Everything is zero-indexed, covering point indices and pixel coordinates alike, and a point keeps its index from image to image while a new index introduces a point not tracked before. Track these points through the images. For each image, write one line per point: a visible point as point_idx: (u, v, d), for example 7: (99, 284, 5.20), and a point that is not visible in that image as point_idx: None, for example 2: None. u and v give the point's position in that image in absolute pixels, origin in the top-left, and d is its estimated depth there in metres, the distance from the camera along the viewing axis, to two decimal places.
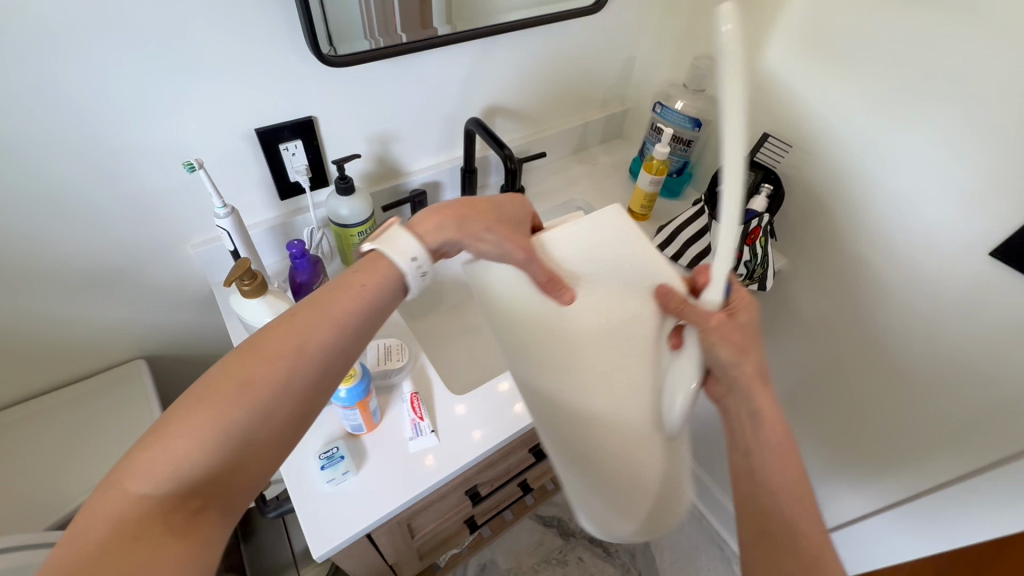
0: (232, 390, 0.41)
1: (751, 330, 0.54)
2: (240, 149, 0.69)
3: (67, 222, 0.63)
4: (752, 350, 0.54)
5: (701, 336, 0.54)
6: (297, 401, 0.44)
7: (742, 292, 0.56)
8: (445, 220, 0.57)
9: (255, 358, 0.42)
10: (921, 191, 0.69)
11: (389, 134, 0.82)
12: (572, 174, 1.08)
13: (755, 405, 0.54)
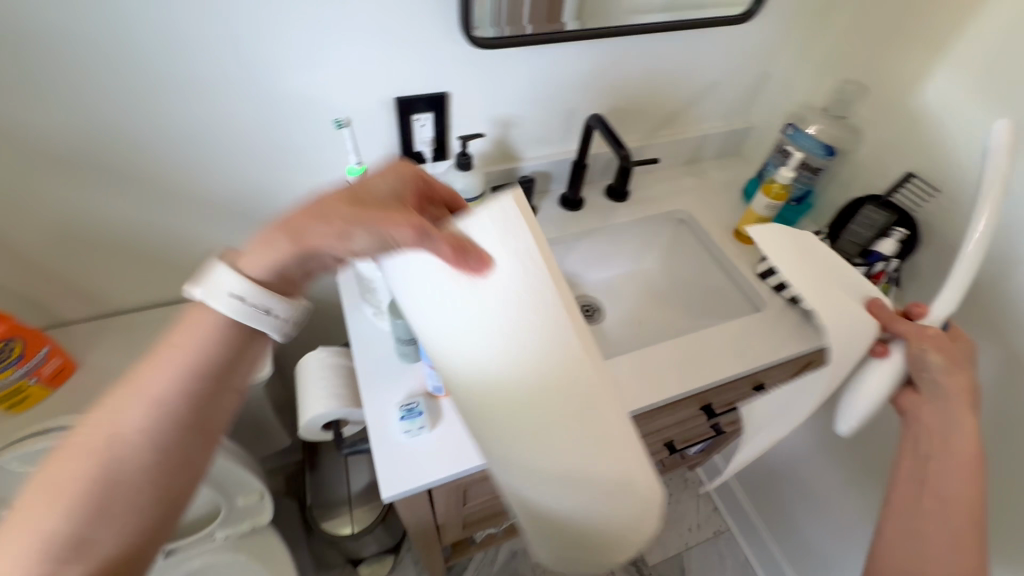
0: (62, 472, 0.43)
1: (965, 351, 0.62)
2: (380, 113, 0.75)
3: (228, 153, 0.72)
4: (958, 364, 0.61)
5: (914, 345, 0.62)
6: (124, 475, 0.44)
7: (955, 329, 0.64)
8: (277, 239, 0.49)
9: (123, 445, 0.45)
10: None
11: (511, 118, 0.85)
12: (681, 185, 1.06)
13: (953, 420, 0.61)
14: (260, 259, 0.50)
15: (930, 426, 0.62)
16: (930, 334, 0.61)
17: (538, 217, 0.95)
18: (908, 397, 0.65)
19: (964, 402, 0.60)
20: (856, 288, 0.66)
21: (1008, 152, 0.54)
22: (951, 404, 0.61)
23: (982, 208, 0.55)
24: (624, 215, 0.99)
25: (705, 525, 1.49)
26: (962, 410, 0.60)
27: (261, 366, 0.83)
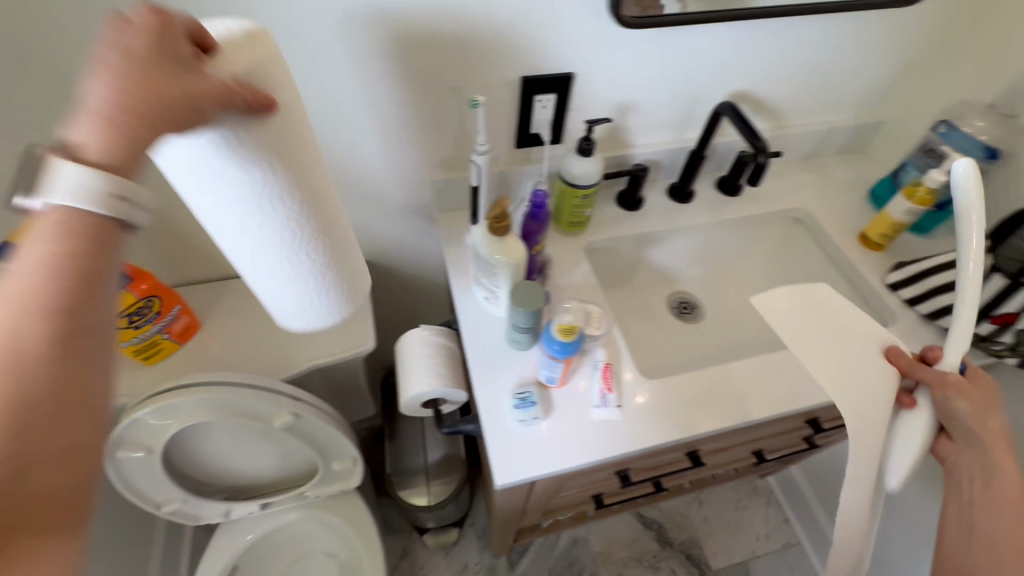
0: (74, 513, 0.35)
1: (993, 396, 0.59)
2: (504, 94, 0.73)
3: (351, 129, 0.71)
4: (993, 409, 0.58)
5: (938, 389, 0.60)
6: (89, 394, 0.35)
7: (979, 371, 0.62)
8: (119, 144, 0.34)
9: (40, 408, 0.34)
10: None
11: (632, 103, 0.81)
12: (798, 182, 0.98)
13: (992, 461, 0.56)
14: (101, 141, 0.34)
15: (970, 473, 0.57)
16: (952, 378, 0.59)
17: (645, 208, 0.91)
18: (945, 445, 0.61)
19: (1003, 448, 0.56)
20: (871, 337, 0.64)
21: (983, 206, 0.56)
22: (989, 449, 0.56)
23: (966, 247, 0.57)
24: (736, 211, 0.93)
25: (774, 536, 1.44)
26: (1002, 455, 0.56)
27: (364, 340, 0.84)
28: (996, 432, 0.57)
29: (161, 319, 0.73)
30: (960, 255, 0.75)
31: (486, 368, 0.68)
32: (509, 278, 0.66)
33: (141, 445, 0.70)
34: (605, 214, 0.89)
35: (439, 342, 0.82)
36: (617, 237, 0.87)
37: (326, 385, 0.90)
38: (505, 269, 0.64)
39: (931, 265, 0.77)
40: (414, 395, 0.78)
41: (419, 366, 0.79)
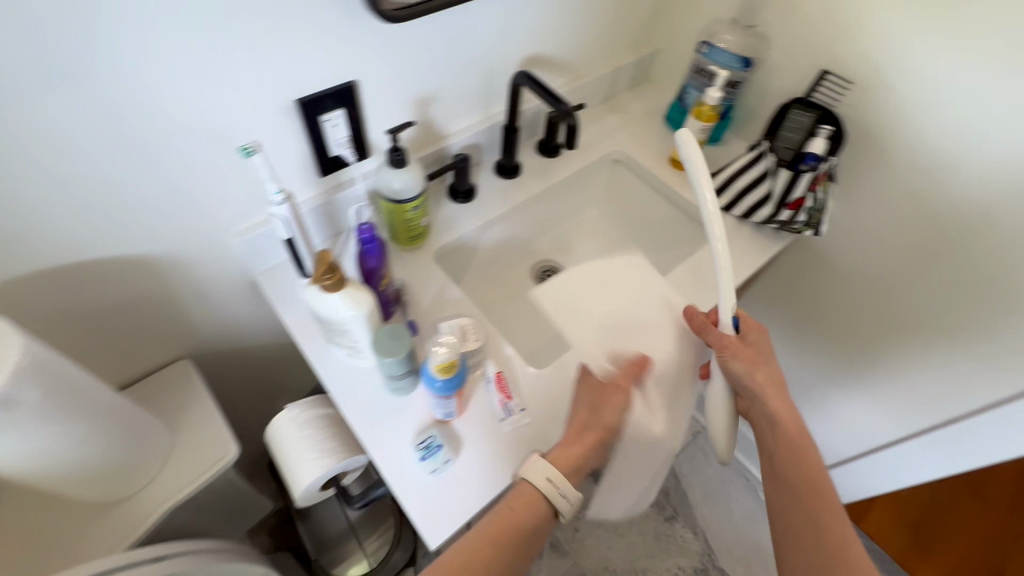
0: (519, 513, 0.55)
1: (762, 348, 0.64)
2: (283, 124, 0.62)
3: (96, 216, 0.55)
4: (761, 361, 0.63)
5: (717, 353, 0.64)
6: None
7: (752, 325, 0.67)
8: None
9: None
10: (1010, 116, 0.70)
11: (429, 94, 0.75)
12: (607, 125, 1.03)
13: (774, 413, 0.62)
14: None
15: (765, 424, 0.63)
16: (728, 340, 0.63)
17: (481, 195, 0.87)
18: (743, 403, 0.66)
19: (775, 394, 0.62)
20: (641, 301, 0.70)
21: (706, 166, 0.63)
22: (767, 398, 0.62)
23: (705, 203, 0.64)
24: (564, 170, 0.94)
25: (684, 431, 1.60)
26: (777, 399, 0.62)
27: (225, 448, 0.71)
28: (775, 382, 0.62)
29: None
30: (750, 157, 0.84)
31: (375, 429, 0.61)
32: (365, 330, 0.58)
33: None
34: (444, 214, 0.84)
35: (315, 414, 0.72)
36: (464, 233, 0.83)
37: (201, 513, 0.75)
38: (357, 322, 0.56)
39: (732, 172, 0.85)
40: (308, 485, 0.68)
41: (301, 453, 0.69)
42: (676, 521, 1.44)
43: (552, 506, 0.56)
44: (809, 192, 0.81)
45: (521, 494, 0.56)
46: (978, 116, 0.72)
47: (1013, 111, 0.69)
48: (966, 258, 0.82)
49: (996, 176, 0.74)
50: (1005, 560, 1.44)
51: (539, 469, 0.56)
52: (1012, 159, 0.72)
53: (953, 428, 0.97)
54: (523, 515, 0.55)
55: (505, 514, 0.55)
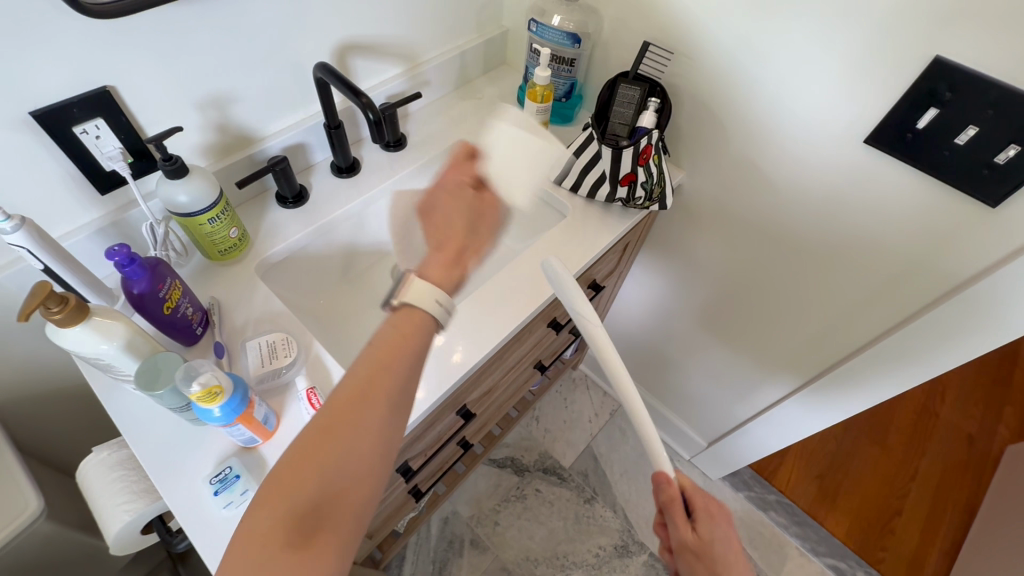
0: (406, 334, 0.53)
1: (724, 543, 0.65)
2: (24, 142, 0.56)
3: None
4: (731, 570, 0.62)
5: (686, 558, 0.66)
6: None
7: (712, 505, 0.68)
8: None
9: (373, 445, 0.47)
10: (809, 76, 0.71)
11: (224, 93, 0.69)
12: (460, 112, 0.99)
13: None
14: None
15: None
16: (686, 538, 0.65)
17: (316, 197, 0.83)
18: None
19: None
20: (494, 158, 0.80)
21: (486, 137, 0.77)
22: None
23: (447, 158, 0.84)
24: (409, 163, 0.90)
25: (602, 411, 1.62)
26: None
27: (30, 499, 0.65)
28: None
29: None
30: (585, 136, 0.82)
31: (166, 466, 0.56)
32: (131, 362, 0.52)
33: None
34: (273, 221, 0.79)
35: (130, 453, 0.66)
36: (295, 239, 0.78)
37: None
38: (114, 354, 0.51)
39: (572, 153, 0.84)
40: (119, 533, 0.62)
41: (108, 499, 0.63)
42: (595, 502, 1.45)
43: (433, 318, 0.54)
44: (638, 167, 0.79)
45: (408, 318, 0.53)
46: (783, 79, 0.73)
47: (811, 71, 0.70)
48: (874, 268, 0.81)
49: (810, 136, 0.75)
50: (901, 499, 1.52)
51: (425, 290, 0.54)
52: (821, 118, 0.73)
53: (823, 382, 1.00)
54: (412, 335, 0.52)
55: (394, 332, 0.52)
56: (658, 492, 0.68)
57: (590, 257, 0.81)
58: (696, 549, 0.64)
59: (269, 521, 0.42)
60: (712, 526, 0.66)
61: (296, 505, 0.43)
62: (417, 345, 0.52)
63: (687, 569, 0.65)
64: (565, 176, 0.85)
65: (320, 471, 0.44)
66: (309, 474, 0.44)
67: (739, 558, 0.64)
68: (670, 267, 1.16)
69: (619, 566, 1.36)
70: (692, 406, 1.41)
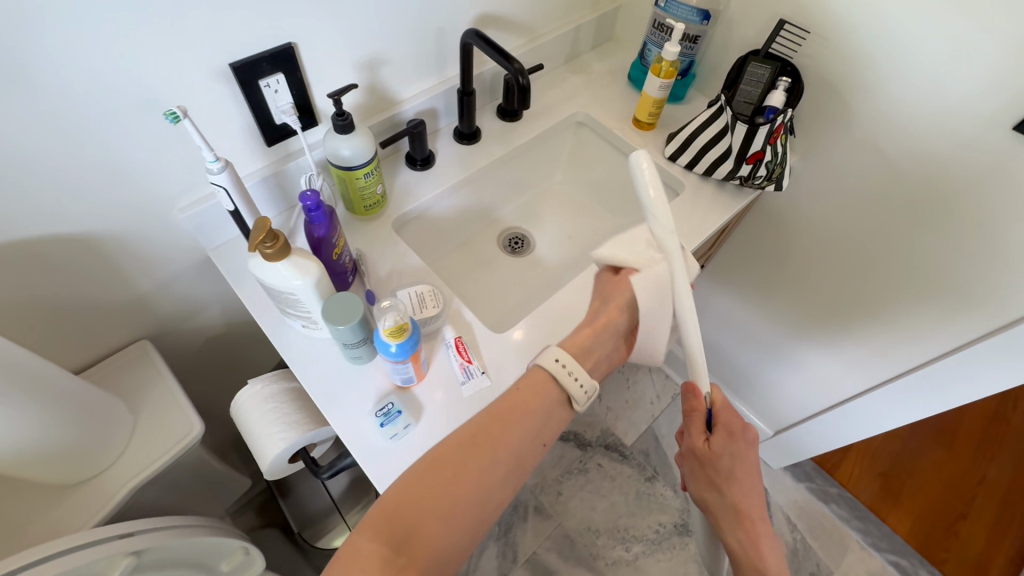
0: (533, 393, 0.59)
1: (736, 456, 0.64)
2: (219, 92, 0.60)
3: (26, 191, 0.54)
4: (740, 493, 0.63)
5: (691, 460, 0.67)
6: None
7: (737, 418, 0.65)
8: None
9: (470, 495, 0.54)
10: (959, 59, 0.70)
11: (377, 57, 0.73)
12: (572, 86, 1.01)
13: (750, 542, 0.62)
14: None
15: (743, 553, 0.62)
16: (696, 448, 0.65)
17: (441, 161, 0.86)
18: (717, 525, 0.66)
19: (754, 526, 0.63)
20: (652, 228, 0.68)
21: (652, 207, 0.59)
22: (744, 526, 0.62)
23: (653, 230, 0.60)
24: (526, 134, 0.92)
25: (664, 394, 1.64)
26: (756, 531, 0.62)
27: (191, 424, 0.70)
28: (741, 508, 0.63)
29: None
30: (711, 113, 0.83)
31: (332, 398, 0.61)
32: (315, 298, 0.57)
33: None
34: (404, 181, 0.83)
35: (279, 388, 0.72)
36: (422, 202, 0.82)
37: (171, 490, 0.75)
38: (305, 290, 0.55)
39: (692, 130, 0.85)
40: (274, 459, 0.68)
41: (266, 427, 0.68)
42: (655, 481, 1.48)
43: (563, 390, 0.61)
44: (767, 145, 0.80)
45: (534, 379, 0.61)
46: (927, 61, 0.72)
47: (961, 54, 0.69)
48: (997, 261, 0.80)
49: (949, 120, 0.74)
50: (965, 502, 1.50)
51: (548, 354, 0.61)
52: (965, 104, 0.72)
53: (917, 376, 0.99)
54: (536, 395, 0.59)
55: (523, 388, 0.60)
56: (683, 401, 0.67)
57: (706, 233, 0.82)
58: (703, 458, 0.65)
59: (372, 540, 0.49)
60: (728, 444, 0.63)
61: (396, 531, 0.50)
62: (543, 413, 0.59)
63: (691, 471, 0.67)
64: (682, 153, 0.86)
65: (424, 503, 0.51)
66: (417, 506, 0.51)
67: (747, 474, 0.64)
68: (759, 253, 1.16)
69: (678, 543, 1.39)
70: (762, 394, 1.41)
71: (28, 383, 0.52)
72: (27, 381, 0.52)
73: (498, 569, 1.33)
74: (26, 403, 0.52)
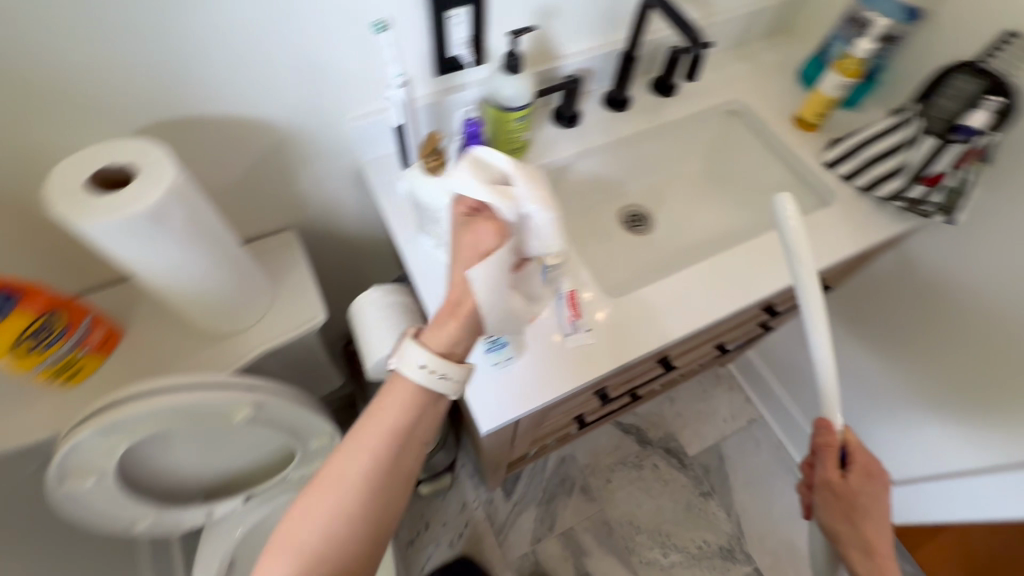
0: (391, 401, 0.51)
1: (869, 494, 0.64)
2: (411, 14, 0.64)
3: (240, 73, 0.61)
4: (875, 532, 0.62)
5: (824, 493, 0.66)
6: None
7: (871, 461, 0.65)
8: None
9: (352, 497, 0.48)
10: None
11: (554, 7, 0.74)
12: (734, 71, 0.95)
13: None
14: None
15: None
16: (830, 481, 0.65)
17: (585, 123, 0.86)
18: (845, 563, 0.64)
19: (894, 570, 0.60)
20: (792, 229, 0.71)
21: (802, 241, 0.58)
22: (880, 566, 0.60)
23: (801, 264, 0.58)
24: (674, 114, 0.90)
25: (740, 415, 1.56)
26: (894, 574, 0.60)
27: (315, 312, 0.78)
28: (876, 545, 0.61)
29: (73, 334, 0.64)
30: (890, 124, 0.78)
31: None
32: (455, 220, 0.61)
33: (89, 472, 0.64)
34: (545, 135, 0.84)
35: (395, 300, 0.78)
36: (560, 158, 0.83)
37: (283, 366, 0.84)
38: (450, 210, 0.59)
39: (862, 139, 0.80)
40: (379, 361, 0.74)
41: (378, 330, 0.75)
42: (710, 498, 1.43)
43: (433, 390, 0.53)
44: (952, 168, 0.74)
45: (392, 389, 0.52)
46: None
47: None
48: None
49: None
50: None
51: (411, 356, 0.51)
52: None
53: None
54: (399, 405, 0.51)
55: (386, 394, 0.52)
56: (817, 435, 0.66)
57: (849, 252, 0.76)
58: (837, 492, 0.65)
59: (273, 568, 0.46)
60: (863, 481, 0.64)
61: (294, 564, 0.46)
62: (406, 415, 0.51)
63: (822, 505, 0.67)
64: (844, 162, 0.81)
65: (316, 526, 0.47)
66: (303, 530, 0.47)
67: (884, 515, 0.63)
68: (897, 293, 1.04)
69: (719, 565, 1.35)
70: None
71: (210, 234, 0.59)
72: (209, 226, 0.59)
73: (533, 533, 1.35)
74: (206, 247, 0.59)
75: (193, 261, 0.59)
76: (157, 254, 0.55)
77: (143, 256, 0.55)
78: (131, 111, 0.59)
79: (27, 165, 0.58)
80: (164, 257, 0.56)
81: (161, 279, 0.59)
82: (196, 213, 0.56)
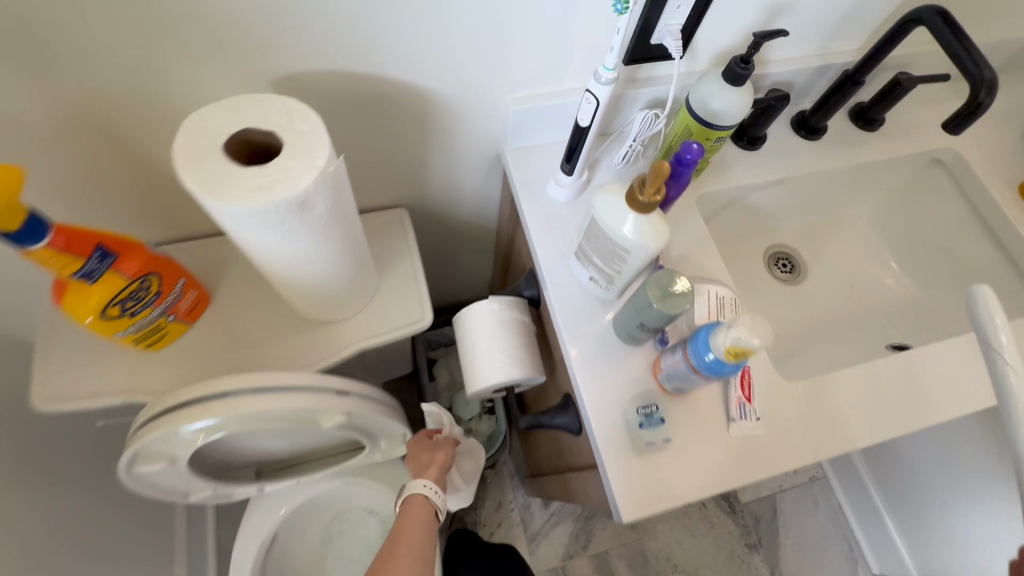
0: (414, 511, 0.72)
1: None
2: None
3: (411, 28, 0.49)
4: None
5: None
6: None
7: None
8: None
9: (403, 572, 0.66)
10: None
11: (790, 3, 0.58)
12: (950, 113, 0.79)
13: None
14: None
15: None
16: None
17: (766, 146, 0.72)
18: None
19: None
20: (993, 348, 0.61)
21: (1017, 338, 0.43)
22: None
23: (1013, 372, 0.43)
24: (875, 153, 0.75)
25: (802, 471, 1.45)
26: None
27: (421, 313, 0.67)
28: None
29: (163, 300, 0.56)
30: None
31: (593, 367, 0.55)
32: (641, 265, 0.49)
33: (162, 456, 0.56)
34: (720, 154, 0.70)
35: (514, 317, 0.67)
36: (733, 185, 0.69)
37: None
38: (640, 256, 0.48)
39: None
40: (487, 385, 0.65)
41: (492, 352, 0.65)
42: (755, 551, 1.35)
43: (434, 504, 0.73)
44: None
45: (411, 505, 0.73)
46: None
47: None
48: None
49: None
50: None
51: (415, 482, 0.74)
52: None
53: None
54: (420, 510, 0.72)
55: (406, 515, 0.72)
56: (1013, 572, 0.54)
57: None
58: None
59: None
60: None
61: None
62: (415, 518, 0.71)
63: None
64: None
65: None
66: None
67: None
68: None
69: None
70: (929, 535, 1.19)
71: (344, 221, 0.48)
72: (347, 213, 0.48)
73: (565, 548, 1.29)
74: (337, 236, 0.49)
75: (322, 250, 0.49)
76: (289, 241, 0.45)
77: (274, 242, 0.44)
78: (280, 52, 0.47)
79: (149, 96, 0.48)
80: (295, 245, 0.46)
81: (280, 265, 0.49)
82: (340, 197, 0.45)
